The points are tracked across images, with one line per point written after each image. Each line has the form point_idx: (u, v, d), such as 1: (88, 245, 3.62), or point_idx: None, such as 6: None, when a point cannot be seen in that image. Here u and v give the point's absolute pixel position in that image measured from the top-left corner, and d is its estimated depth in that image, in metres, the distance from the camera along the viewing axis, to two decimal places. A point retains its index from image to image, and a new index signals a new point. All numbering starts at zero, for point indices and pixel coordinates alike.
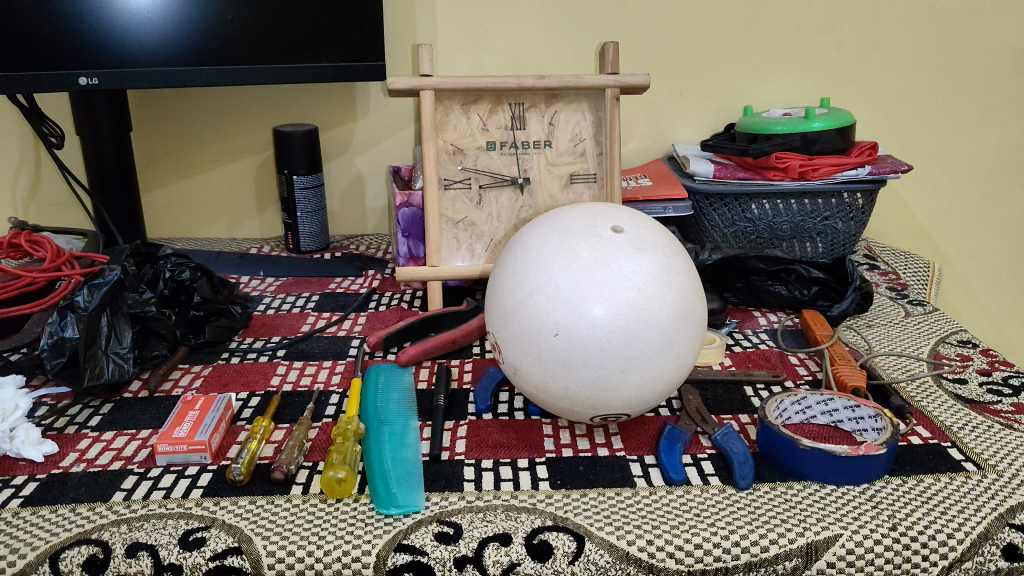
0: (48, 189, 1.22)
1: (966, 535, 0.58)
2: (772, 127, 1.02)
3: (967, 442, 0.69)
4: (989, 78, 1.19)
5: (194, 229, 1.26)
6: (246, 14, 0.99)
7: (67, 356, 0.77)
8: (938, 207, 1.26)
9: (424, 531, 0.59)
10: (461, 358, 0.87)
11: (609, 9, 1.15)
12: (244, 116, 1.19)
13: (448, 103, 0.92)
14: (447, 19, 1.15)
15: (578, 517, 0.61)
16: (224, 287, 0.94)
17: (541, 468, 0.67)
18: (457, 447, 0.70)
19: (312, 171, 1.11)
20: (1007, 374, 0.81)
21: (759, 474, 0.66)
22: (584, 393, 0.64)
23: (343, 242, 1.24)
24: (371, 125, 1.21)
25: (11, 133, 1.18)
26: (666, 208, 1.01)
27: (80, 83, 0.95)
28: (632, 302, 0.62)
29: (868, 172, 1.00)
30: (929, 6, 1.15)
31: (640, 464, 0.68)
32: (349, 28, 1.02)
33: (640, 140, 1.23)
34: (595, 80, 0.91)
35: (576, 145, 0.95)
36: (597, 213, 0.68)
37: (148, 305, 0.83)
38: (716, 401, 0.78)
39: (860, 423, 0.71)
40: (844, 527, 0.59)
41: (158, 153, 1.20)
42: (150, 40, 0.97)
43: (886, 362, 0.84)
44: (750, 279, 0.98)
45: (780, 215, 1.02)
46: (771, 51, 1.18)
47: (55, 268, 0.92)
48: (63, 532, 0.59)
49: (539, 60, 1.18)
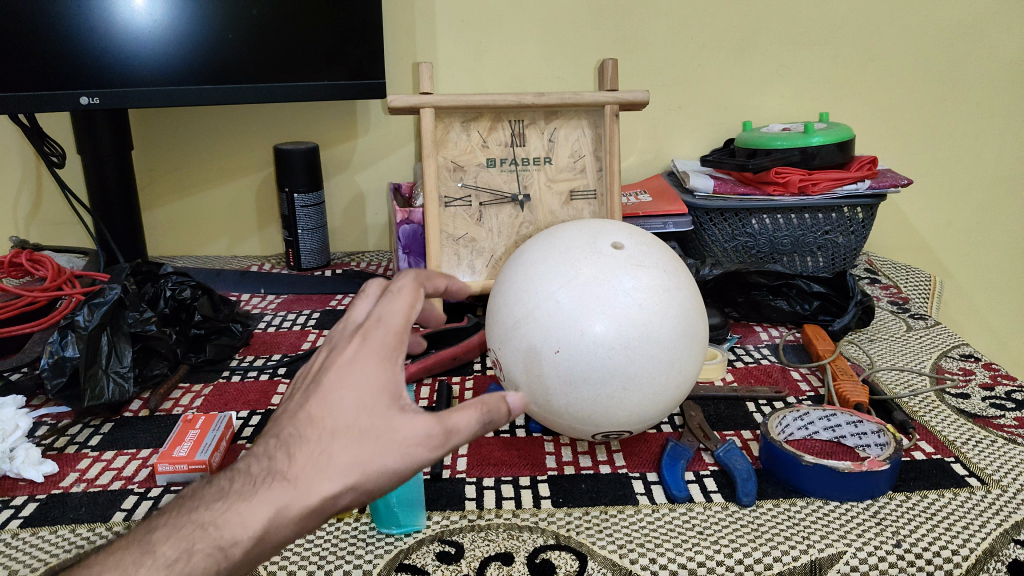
0: (50, 208, 1.23)
1: (971, 552, 0.57)
2: (772, 143, 1.03)
3: (970, 457, 0.69)
4: (987, 91, 1.19)
5: (195, 248, 1.26)
6: (248, 34, 0.99)
7: (67, 376, 0.77)
8: (938, 220, 1.27)
9: (425, 550, 0.59)
10: (461, 375, 0.86)
11: (608, 26, 1.16)
12: (245, 133, 1.19)
13: (447, 121, 0.92)
14: (447, 37, 1.15)
15: (580, 535, 0.60)
16: (225, 305, 0.94)
17: (543, 486, 0.67)
18: (458, 466, 0.70)
19: (313, 189, 1.12)
20: (1010, 389, 0.81)
21: (762, 491, 0.66)
22: (586, 411, 0.64)
23: (343, 259, 1.24)
24: (372, 142, 1.21)
25: (13, 153, 1.18)
26: (665, 224, 1.02)
27: (81, 102, 0.96)
28: (633, 318, 0.62)
29: (868, 186, 1.00)
30: (924, 20, 1.16)
31: (642, 481, 0.67)
32: (350, 46, 1.03)
33: (640, 155, 1.24)
34: (594, 97, 0.91)
35: (576, 161, 0.95)
36: (597, 229, 0.68)
37: (148, 323, 0.83)
38: (719, 417, 0.77)
39: (863, 439, 0.71)
40: (847, 545, 0.58)
41: (160, 170, 1.21)
42: (153, 61, 0.97)
43: (888, 377, 0.84)
44: (751, 293, 0.98)
45: (780, 230, 1.02)
46: (769, 67, 1.19)
47: (56, 287, 0.92)
48: (63, 554, 0.58)
49: (538, 76, 1.18)
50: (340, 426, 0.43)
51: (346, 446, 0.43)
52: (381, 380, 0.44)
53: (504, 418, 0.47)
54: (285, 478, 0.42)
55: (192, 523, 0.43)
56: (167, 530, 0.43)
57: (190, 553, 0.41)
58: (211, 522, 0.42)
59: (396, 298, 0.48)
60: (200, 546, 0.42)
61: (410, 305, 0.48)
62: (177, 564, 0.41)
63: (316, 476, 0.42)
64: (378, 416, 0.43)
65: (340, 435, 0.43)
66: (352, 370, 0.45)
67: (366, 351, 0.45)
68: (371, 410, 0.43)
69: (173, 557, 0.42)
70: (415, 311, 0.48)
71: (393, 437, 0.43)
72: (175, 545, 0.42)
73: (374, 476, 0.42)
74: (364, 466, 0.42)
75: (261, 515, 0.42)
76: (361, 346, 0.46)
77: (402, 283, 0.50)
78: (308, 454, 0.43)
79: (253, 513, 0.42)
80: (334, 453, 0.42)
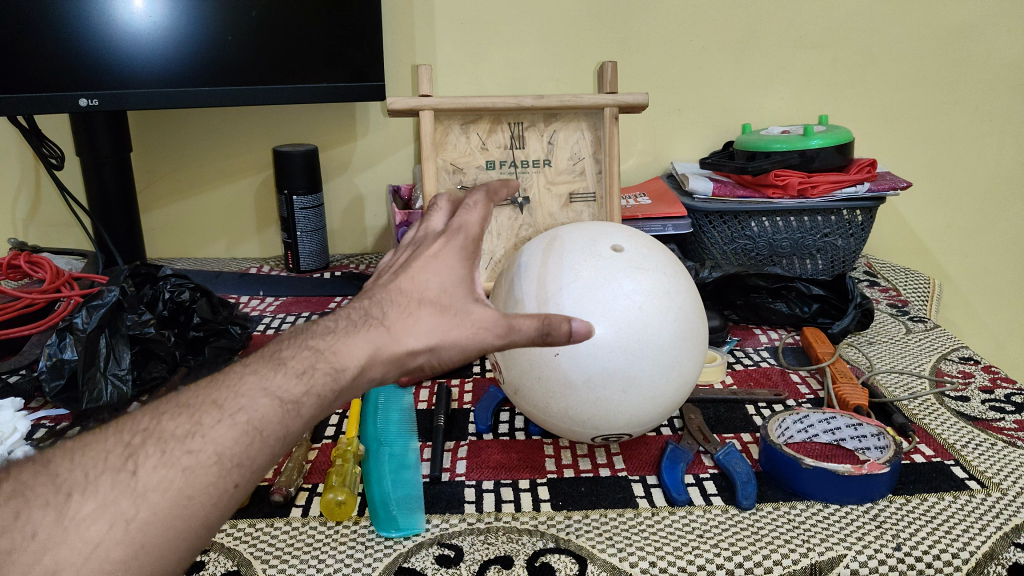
0: (49, 210, 1.22)
1: (971, 555, 0.57)
2: (772, 145, 1.03)
3: (970, 459, 0.69)
4: (987, 94, 1.20)
5: (195, 250, 1.26)
6: (249, 36, 0.99)
7: (67, 378, 0.78)
8: (937, 222, 1.27)
9: (425, 554, 0.59)
10: (461, 377, 0.86)
11: (607, 28, 1.16)
12: (244, 136, 1.19)
13: (447, 123, 0.92)
14: (447, 39, 1.15)
15: (580, 539, 0.60)
16: (224, 307, 0.93)
17: (542, 489, 0.67)
18: (458, 468, 0.70)
19: (312, 191, 1.12)
20: (1009, 392, 0.81)
21: (762, 494, 0.66)
22: (586, 413, 0.64)
23: (343, 261, 1.23)
24: (371, 144, 1.21)
25: (12, 155, 1.18)
26: (665, 226, 1.02)
27: (81, 104, 0.95)
28: (632, 320, 0.62)
29: (867, 189, 1.01)
30: (923, 23, 1.16)
31: (642, 485, 0.67)
32: (349, 48, 1.03)
33: (639, 157, 1.24)
34: (594, 100, 0.92)
35: (575, 163, 0.95)
36: (596, 231, 0.68)
37: (147, 326, 0.83)
38: (718, 420, 0.77)
39: (863, 441, 0.71)
40: (847, 548, 0.58)
41: (159, 172, 1.21)
42: (153, 62, 0.97)
43: (886, 379, 0.84)
44: (750, 296, 0.98)
45: (780, 232, 1.02)
46: (769, 69, 1.19)
47: (55, 289, 0.92)
48: None
49: (538, 79, 1.18)
50: (426, 297, 0.53)
51: (430, 316, 0.52)
52: (462, 270, 0.55)
53: (564, 338, 0.53)
54: (382, 327, 0.50)
55: (310, 348, 0.49)
56: (286, 349, 0.49)
57: (312, 368, 0.47)
58: (326, 349, 0.49)
59: (471, 208, 0.60)
60: (321, 366, 0.48)
61: (483, 217, 0.60)
62: (304, 376, 0.47)
63: (404, 332, 0.51)
64: (457, 297, 0.53)
65: (427, 305, 0.52)
66: (438, 258, 0.55)
67: (450, 247, 0.56)
68: (451, 293, 0.53)
69: (300, 369, 0.47)
70: (485, 219, 0.60)
71: (471, 316, 0.52)
72: (298, 360, 0.48)
73: (449, 345, 0.51)
74: (444, 334, 0.51)
75: (364, 349, 0.49)
76: (447, 239, 0.57)
77: (475, 195, 0.61)
78: (400, 315, 0.51)
79: (357, 348, 0.49)
80: (421, 317, 0.51)
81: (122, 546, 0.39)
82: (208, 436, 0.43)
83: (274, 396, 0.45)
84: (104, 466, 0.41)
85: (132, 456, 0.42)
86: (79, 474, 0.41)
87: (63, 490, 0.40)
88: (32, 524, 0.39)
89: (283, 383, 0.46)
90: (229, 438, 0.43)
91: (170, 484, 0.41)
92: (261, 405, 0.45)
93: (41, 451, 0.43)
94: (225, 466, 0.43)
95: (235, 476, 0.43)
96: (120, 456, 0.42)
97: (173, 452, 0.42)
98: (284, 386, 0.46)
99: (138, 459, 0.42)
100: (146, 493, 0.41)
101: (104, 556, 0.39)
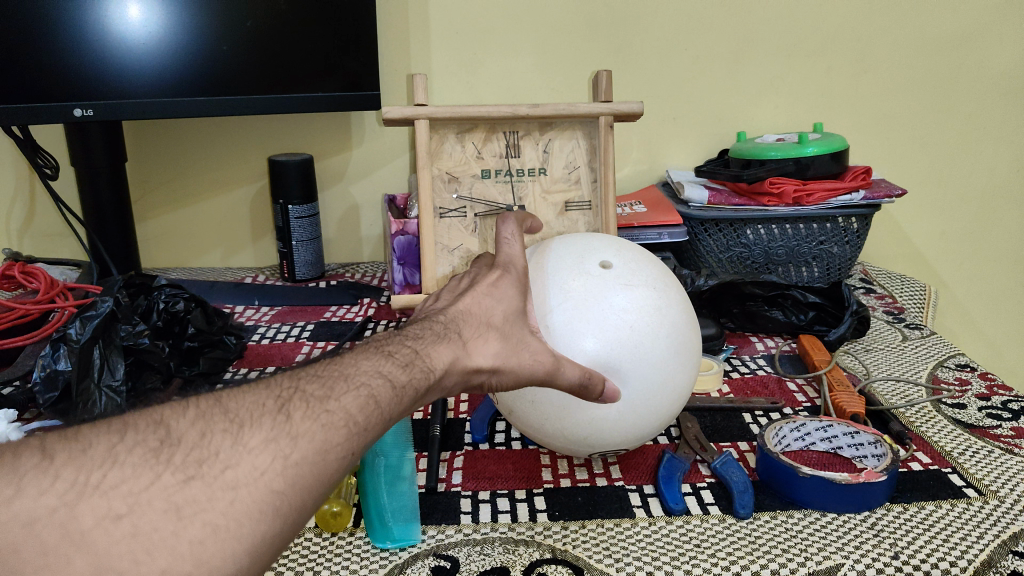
0: (43, 221, 1.22)
1: (968, 563, 0.57)
2: (766, 152, 1.02)
3: (967, 467, 0.69)
4: (982, 101, 1.20)
5: (187, 259, 1.26)
6: (245, 46, 1.00)
7: (60, 390, 0.78)
8: (934, 230, 1.27)
9: (421, 565, 0.59)
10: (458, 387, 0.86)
11: (603, 37, 1.16)
12: (238, 148, 1.19)
13: (442, 132, 0.92)
14: (441, 47, 1.16)
15: (577, 549, 0.60)
16: (219, 317, 0.93)
17: (538, 499, 0.66)
18: (453, 479, 0.70)
19: (307, 201, 1.11)
20: (1007, 399, 0.81)
21: (759, 503, 0.65)
22: (581, 432, 0.64)
23: (338, 270, 1.23)
24: (367, 154, 1.21)
25: (6, 165, 1.18)
26: (660, 234, 1.02)
27: (75, 114, 0.95)
28: (624, 338, 0.62)
29: (862, 197, 1.01)
30: (918, 30, 1.17)
31: (640, 494, 0.67)
32: (343, 58, 1.03)
33: (635, 165, 1.24)
34: (588, 108, 0.91)
35: (569, 172, 0.95)
36: (584, 246, 0.68)
37: (141, 336, 0.83)
38: (715, 428, 0.77)
39: (860, 450, 0.71)
40: (844, 558, 0.58)
41: (155, 181, 1.20)
42: (148, 71, 0.97)
43: (884, 387, 0.84)
44: (746, 304, 0.98)
45: (775, 239, 1.02)
46: (770, 75, 1.19)
47: (49, 299, 0.92)
48: None
49: (532, 89, 1.19)
50: (492, 323, 0.55)
51: (491, 341, 0.54)
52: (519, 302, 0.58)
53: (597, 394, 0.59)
54: (460, 341, 0.53)
55: (409, 347, 0.50)
56: (389, 344, 0.50)
57: (413, 363, 0.49)
58: (421, 351, 0.50)
59: (511, 241, 0.64)
60: (420, 363, 0.49)
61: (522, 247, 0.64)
62: (408, 367, 0.48)
63: (476, 350, 0.53)
64: (515, 326, 0.56)
65: (494, 330, 0.55)
66: (499, 286, 0.58)
67: (501, 279, 0.59)
68: (512, 321, 0.56)
69: (404, 362, 0.48)
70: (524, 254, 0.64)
71: (528, 346, 0.56)
72: (401, 354, 0.49)
73: (512, 369, 0.54)
74: (507, 358, 0.54)
75: (447, 357, 0.51)
76: (503, 271, 0.60)
77: (507, 228, 0.65)
78: (474, 333, 0.54)
79: (441, 355, 0.51)
80: (489, 340, 0.54)
81: (277, 483, 0.39)
82: (340, 401, 0.43)
83: (388, 378, 0.46)
84: (262, 411, 0.41)
85: (283, 406, 0.42)
86: (247, 410, 0.41)
87: (236, 421, 0.41)
88: (213, 445, 0.39)
89: (392, 369, 0.47)
90: (356, 406, 0.44)
91: (315, 435, 0.41)
92: (376, 383, 0.46)
93: (214, 387, 0.44)
94: (353, 430, 0.43)
95: (360, 443, 0.43)
96: (274, 405, 0.42)
97: (316, 408, 0.42)
98: (393, 372, 0.47)
99: (289, 410, 0.42)
100: (299, 438, 0.40)
101: (266, 485, 0.39)
